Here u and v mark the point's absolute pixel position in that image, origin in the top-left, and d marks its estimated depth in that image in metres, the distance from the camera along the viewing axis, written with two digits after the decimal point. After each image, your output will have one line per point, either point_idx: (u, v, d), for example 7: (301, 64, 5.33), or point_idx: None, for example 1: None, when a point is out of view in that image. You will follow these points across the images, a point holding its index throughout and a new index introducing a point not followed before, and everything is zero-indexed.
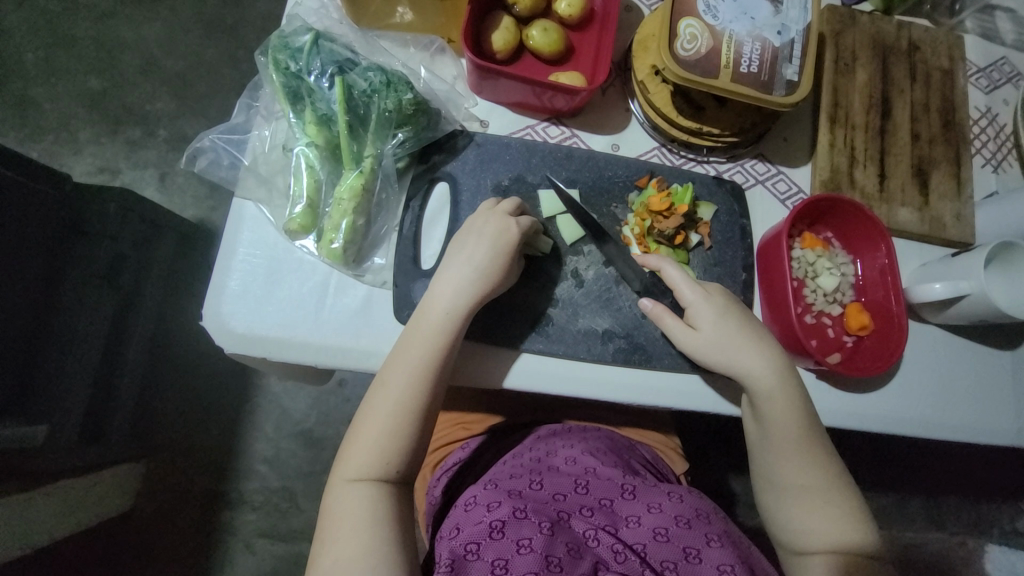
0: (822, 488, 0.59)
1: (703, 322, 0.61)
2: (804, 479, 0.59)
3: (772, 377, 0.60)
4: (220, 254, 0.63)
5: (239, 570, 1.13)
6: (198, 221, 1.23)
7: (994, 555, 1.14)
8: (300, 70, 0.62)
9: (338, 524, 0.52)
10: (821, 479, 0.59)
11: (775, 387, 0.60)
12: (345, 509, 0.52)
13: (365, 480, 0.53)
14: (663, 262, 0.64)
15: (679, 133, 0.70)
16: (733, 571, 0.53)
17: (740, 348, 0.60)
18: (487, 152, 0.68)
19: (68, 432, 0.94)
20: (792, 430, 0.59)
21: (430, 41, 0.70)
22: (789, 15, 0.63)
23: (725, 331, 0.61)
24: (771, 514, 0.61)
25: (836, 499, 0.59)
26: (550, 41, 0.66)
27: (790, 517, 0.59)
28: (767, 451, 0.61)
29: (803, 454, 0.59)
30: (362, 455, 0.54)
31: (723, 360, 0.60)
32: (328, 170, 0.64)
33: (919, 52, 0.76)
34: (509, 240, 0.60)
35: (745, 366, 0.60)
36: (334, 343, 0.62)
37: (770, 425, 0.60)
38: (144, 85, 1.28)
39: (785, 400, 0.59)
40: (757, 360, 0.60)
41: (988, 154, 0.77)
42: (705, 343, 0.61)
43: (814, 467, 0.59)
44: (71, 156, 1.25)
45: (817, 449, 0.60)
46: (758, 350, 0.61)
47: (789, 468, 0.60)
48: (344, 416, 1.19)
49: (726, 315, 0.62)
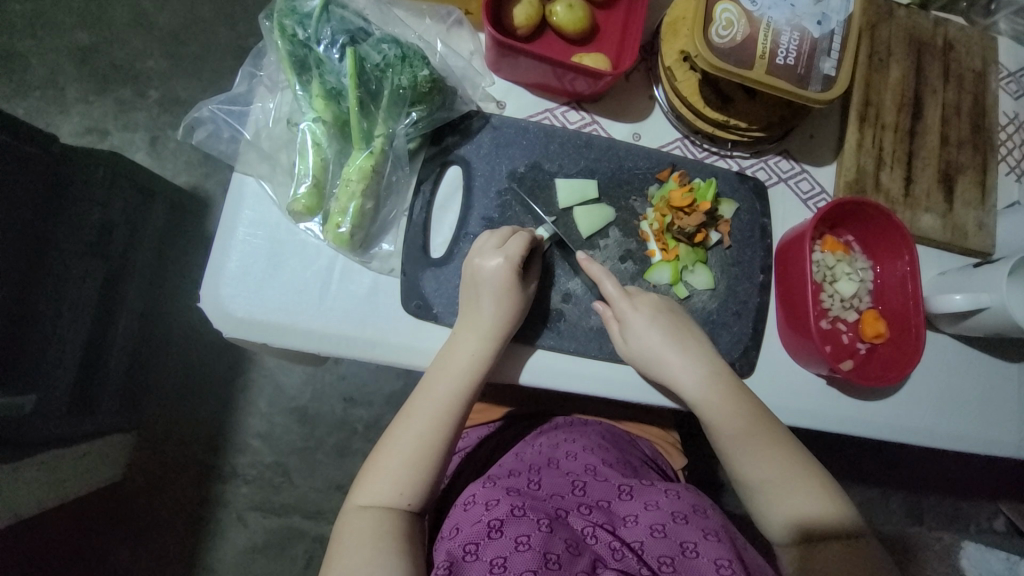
0: (787, 479, 0.56)
1: (635, 331, 0.60)
2: (763, 472, 0.57)
3: (701, 384, 0.59)
4: (218, 234, 0.59)
5: (231, 541, 1.13)
6: (190, 188, 1.18)
7: (969, 551, 1.17)
8: (309, 38, 0.57)
9: (349, 545, 0.51)
10: (784, 468, 0.57)
11: (705, 393, 0.59)
12: (355, 528, 0.52)
13: (377, 504, 0.53)
14: (602, 273, 0.61)
15: (704, 125, 0.67)
16: (731, 566, 0.52)
17: (665, 356, 0.60)
18: (503, 136, 0.65)
19: (56, 404, 0.92)
20: (736, 429, 0.58)
21: (448, 12, 0.66)
22: (831, 4, 0.59)
23: (654, 341, 0.59)
24: (750, 513, 0.59)
25: (803, 484, 0.56)
26: (575, 19, 0.62)
27: (766, 514, 0.56)
28: (722, 452, 0.59)
29: (758, 447, 0.57)
30: (376, 477, 0.54)
31: (653, 370, 0.61)
32: (337, 149, 0.60)
33: (954, 52, 0.73)
34: (510, 269, 0.58)
35: (673, 374, 0.60)
36: (339, 331, 0.59)
37: (715, 429, 0.59)
38: (135, 42, 1.21)
39: (718, 402, 0.59)
40: (682, 367, 0.60)
41: (1013, 162, 0.75)
42: (637, 353, 0.60)
43: (771, 459, 0.57)
44: (57, 115, 1.18)
45: (772, 439, 0.58)
46: (686, 357, 0.60)
47: (747, 465, 0.57)
48: (337, 395, 1.17)
49: (657, 321, 0.60)
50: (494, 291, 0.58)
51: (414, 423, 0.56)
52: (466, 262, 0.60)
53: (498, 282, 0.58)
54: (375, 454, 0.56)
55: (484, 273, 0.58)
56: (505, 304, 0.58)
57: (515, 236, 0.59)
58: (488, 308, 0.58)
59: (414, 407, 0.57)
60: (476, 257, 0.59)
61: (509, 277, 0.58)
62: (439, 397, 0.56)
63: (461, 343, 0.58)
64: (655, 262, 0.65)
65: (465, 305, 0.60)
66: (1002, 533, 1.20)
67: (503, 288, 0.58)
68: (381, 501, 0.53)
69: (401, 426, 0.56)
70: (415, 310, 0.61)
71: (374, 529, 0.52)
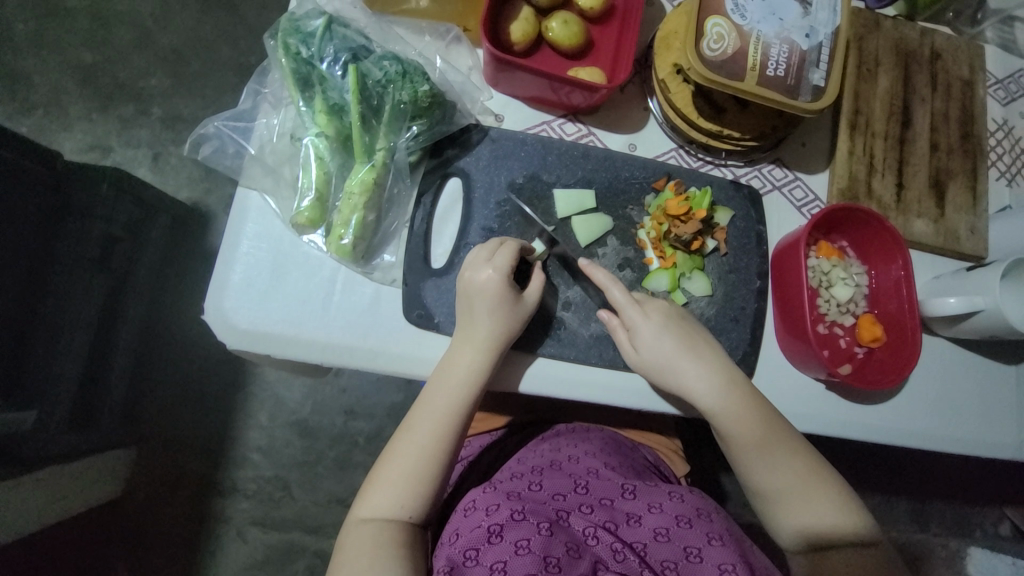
0: (802, 487, 0.57)
1: (646, 341, 0.60)
2: (779, 481, 0.57)
3: (716, 391, 0.60)
4: (222, 247, 0.60)
5: (231, 557, 1.12)
6: (192, 203, 1.19)
7: (976, 558, 1.17)
8: (313, 56, 0.59)
9: (351, 556, 0.51)
10: (800, 477, 0.57)
11: (721, 402, 0.59)
12: (356, 537, 0.52)
13: (377, 514, 0.54)
14: (610, 282, 0.62)
15: (698, 135, 0.68)
16: (734, 570, 0.52)
17: (680, 364, 0.60)
18: (501, 148, 0.67)
19: (58, 418, 0.92)
20: (752, 438, 0.58)
21: (447, 29, 0.68)
22: (818, 18, 0.61)
23: (665, 350, 0.60)
24: (763, 519, 0.60)
25: (816, 491, 0.57)
26: (570, 34, 0.64)
27: (779, 522, 0.57)
28: (738, 461, 0.59)
29: (773, 454, 0.58)
30: (378, 487, 0.55)
31: (666, 378, 0.61)
32: (339, 163, 0.62)
33: (940, 61, 0.75)
34: (501, 280, 0.59)
35: (686, 382, 0.60)
36: (341, 342, 0.60)
37: (729, 436, 0.59)
38: (138, 61, 1.23)
39: (734, 411, 0.59)
40: (696, 375, 0.60)
41: (1003, 167, 0.76)
42: (650, 362, 0.61)
43: (787, 468, 0.58)
44: (61, 133, 1.20)
45: (786, 447, 0.58)
46: (699, 366, 0.60)
47: (763, 474, 0.58)
48: (339, 406, 1.17)
49: (668, 330, 0.61)
50: (489, 303, 0.59)
51: (417, 433, 0.56)
52: (459, 276, 0.61)
53: (493, 294, 0.59)
54: (378, 463, 0.57)
55: (475, 285, 0.59)
56: (500, 314, 0.59)
57: (503, 248, 0.60)
58: (489, 318, 0.58)
59: (415, 417, 0.57)
60: (467, 270, 0.60)
61: (504, 288, 0.59)
62: (443, 406, 0.57)
63: (461, 354, 0.58)
64: (652, 270, 0.66)
65: (462, 316, 0.60)
66: (1008, 538, 1.19)
67: (497, 300, 0.58)
68: (382, 512, 0.54)
69: (404, 436, 0.57)
70: (416, 320, 0.62)
71: (374, 539, 0.52)
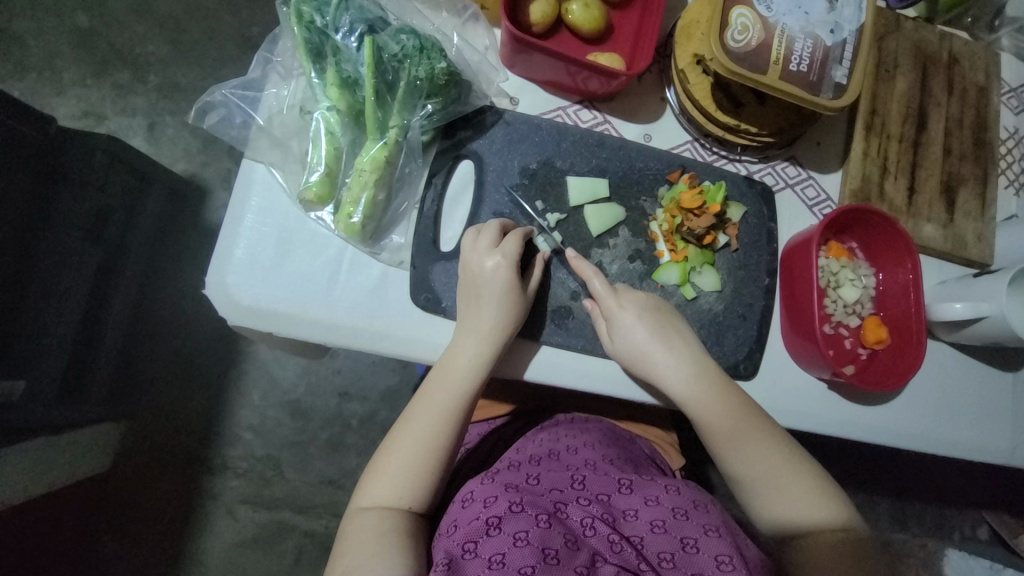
0: (780, 473, 0.57)
1: (622, 331, 0.60)
2: (757, 468, 0.58)
3: (687, 380, 0.60)
4: (225, 223, 0.59)
5: (219, 535, 1.11)
6: (188, 175, 1.16)
7: (953, 558, 1.20)
8: (327, 26, 0.57)
9: (351, 547, 0.51)
10: (775, 462, 0.58)
11: (691, 390, 0.59)
12: (357, 529, 0.52)
13: (377, 505, 0.53)
14: (592, 272, 0.62)
15: (714, 129, 0.67)
16: (731, 562, 0.52)
17: (652, 353, 0.60)
18: (516, 132, 0.65)
19: (47, 387, 0.91)
20: (722, 426, 0.59)
21: (465, 6, 0.66)
22: (844, 14, 0.60)
23: (640, 340, 0.60)
24: (748, 510, 0.59)
25: (796, 476, 0.57)
26: (591, 18, 0.62)
27: (761, 510, 0.57)
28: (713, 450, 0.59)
29: (747, 442, 0.58)
30: (377, 478, 0.55)
31: (641, 367, 0.61)
32: (350, 138, 0.60)
33: (958, 66, 0.74)
34: (506, 280, 0.58)
35: (661, 373, 0.60)
36: (347, 323, 0.59)
37: (705, 427, 0.59)
38: (135, 25, 1.19)
39: (705, 400, 0.59)
40: (667, 364, 0.60)
41: (1013, 175, 0.76)
42: (625, 351, 0.60)
43: (762, 454, 0.58)
44: (54, 97, 1.16)
45: (759, 434, 0.58)
46: (671, 354, 0.60)
47: (739, 462, 0.58)
48: (333, 388, 1.16)
49: (643, 319, 0.60)
50: (493, 295, 0.58)
51: (418, 421, 0.56)
52: (463, 262, 0.60)
53: (496, 288, 0.58)
54: (379, 454, 0.56)
55: (484, 277, 0.58)
56: (506, 307, 0.58)
57: (510, 236, 0.60)
58: (496, 310, 0.58)
59: (418, 405, 0.57)
60: (473, 259, 0.59)
61: (508, 284, 0.58)
62: (444, 393, 0.57)
63: (466, 343, 0.57)
64: (663, 262, 0.66)
65: (463, 301, 0.60)
66: (985, 541, 1.22)
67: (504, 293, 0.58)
68: (384, 501, 0.53)
69: (404, 426, 0.56)
70: (423, 303, 0.61)
71: (375, 528, 0.52)
